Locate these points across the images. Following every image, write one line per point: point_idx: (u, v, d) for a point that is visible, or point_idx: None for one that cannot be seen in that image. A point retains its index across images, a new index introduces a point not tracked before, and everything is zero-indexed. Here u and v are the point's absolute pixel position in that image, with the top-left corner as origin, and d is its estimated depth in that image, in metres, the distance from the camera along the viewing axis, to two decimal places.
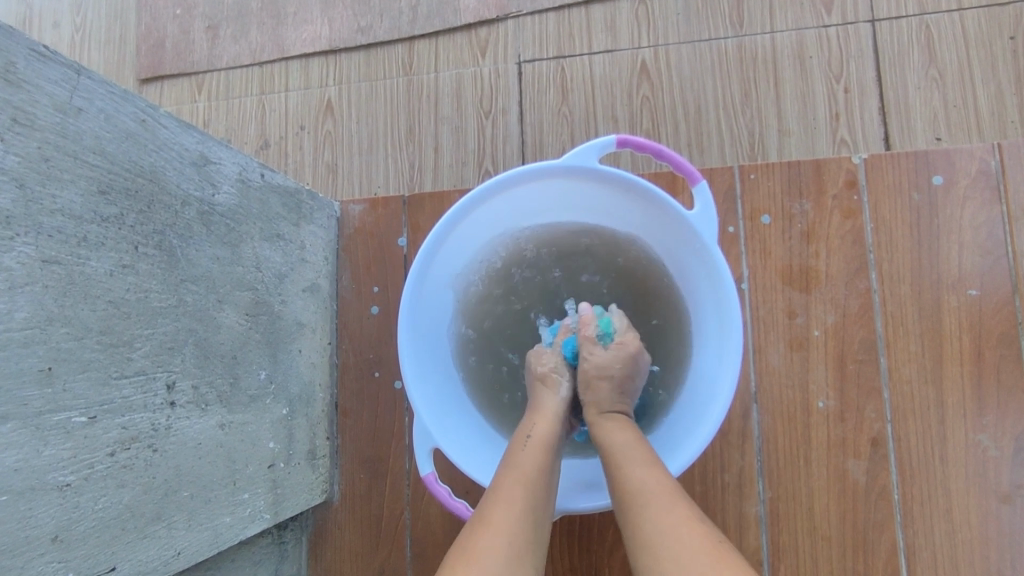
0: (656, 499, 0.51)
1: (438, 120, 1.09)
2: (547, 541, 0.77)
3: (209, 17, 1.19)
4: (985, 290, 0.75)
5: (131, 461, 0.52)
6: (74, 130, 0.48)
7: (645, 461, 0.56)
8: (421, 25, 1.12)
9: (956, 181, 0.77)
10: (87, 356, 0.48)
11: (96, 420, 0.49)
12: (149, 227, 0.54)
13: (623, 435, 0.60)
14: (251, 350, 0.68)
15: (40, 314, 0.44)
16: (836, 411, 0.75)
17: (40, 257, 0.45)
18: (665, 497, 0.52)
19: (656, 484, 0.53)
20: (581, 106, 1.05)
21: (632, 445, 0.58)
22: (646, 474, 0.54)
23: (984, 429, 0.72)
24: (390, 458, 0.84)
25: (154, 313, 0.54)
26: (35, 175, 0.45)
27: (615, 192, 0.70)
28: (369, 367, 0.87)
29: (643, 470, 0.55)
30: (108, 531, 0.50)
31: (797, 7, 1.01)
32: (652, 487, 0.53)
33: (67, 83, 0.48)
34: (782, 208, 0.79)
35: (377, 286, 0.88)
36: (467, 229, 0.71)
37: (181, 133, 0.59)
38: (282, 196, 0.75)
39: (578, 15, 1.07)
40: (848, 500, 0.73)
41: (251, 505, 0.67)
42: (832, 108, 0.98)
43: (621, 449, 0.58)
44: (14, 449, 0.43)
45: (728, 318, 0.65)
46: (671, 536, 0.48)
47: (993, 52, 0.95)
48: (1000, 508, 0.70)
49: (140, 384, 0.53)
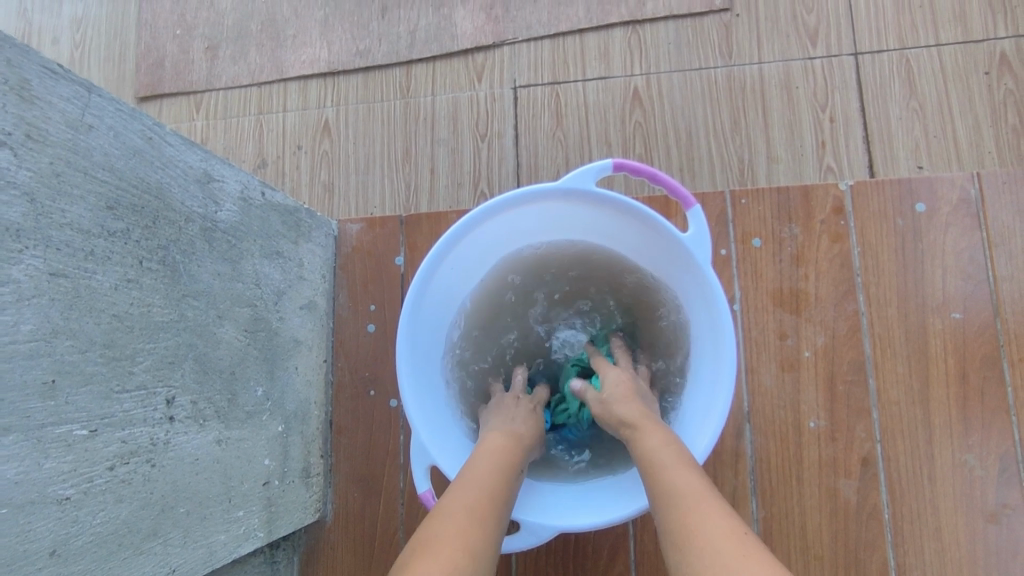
0: (690, 496, 0.52)
1: (434, 142, 1.11)
2: (542, 564, 0.77)
3: (208, 38, 1.21)
4: (968, 314, 0.77)
5: (130, 476, 0.51)
6: (85, 146, 0.49)
7: (686, 464, 0.56)
8: (418, 50, 1.15)
9: (939, 209, 0.80)
10: (90, 369, 0.48)
11: (97, 433, 0.48)
12: (155, 243, 0.55)
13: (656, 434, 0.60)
14: (248, 366, 0.69)
15: (46, 326, 0.44)
16: (827, 431, 0.76)
17: (48, 269, 0.45)
18: (707, 500, 0.51)
19: (693, 486, 0.53)
20: (575, 130, 1.08)
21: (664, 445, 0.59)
22: (686, 475, 0.54)
23: (970, 449, 0.74)
24: (385, 477, 0.84)
25: (156, 327, 0.55)
26: (45, 190, 0.45)
27: (612, 214, 0.71)
28: (365, 385, 0.87)
29: (673, 460, 0.56)
30: (109, 545, 0.49)
31: (784, 39, 1.05)
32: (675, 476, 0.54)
33: (78, 101, 0.48)
34: (773, 233, 0.81)
35: (374, 305, 0.90)
36: (465, 249, 0.72)
37: (186, 151, 0.61)
38: (281, 214, 0.77)
39: (572, 43, 1.11)
40: (839, 519, 0.74)
41: (245, 523, 0.67)
42: (818, 137, 1.01)
43: (655, 449, 0.58)
44: (14, 462, 0.42)
45: (721, 340, 0.66)
46: (706, 537, 0.48)
47: (970, 86, 0.99)
48: (987, 528, 0.71)
49: (141, 399, 0.53)
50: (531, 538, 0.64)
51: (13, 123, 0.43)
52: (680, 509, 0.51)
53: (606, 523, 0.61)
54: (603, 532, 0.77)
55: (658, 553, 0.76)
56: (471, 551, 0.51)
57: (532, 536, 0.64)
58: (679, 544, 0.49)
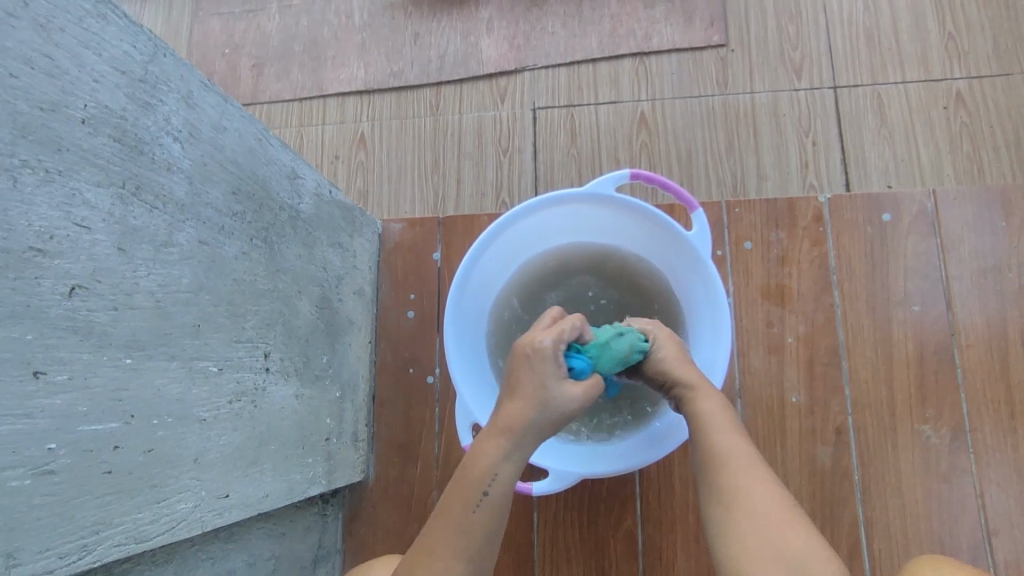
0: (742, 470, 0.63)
1: (461, 155, 1.25)
2: (560, 519, 0.90)
3: (255, 57, 1.35)
4: (926, 307, 0.91)
5: (241, 410, 0.63)
6: (221, 144, 0.61)
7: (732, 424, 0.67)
8: (448, 73, 1.29)
9: (901, 219, 0.94)
10: (219, 320, 0.60)
11: (222, 372, 0.60)
12: (260, 224, 0.68)
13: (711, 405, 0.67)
14: (317, 336, 0.81)
15: (196, 281, 0.56)
16: (807, 405, 0.89)
17: (198, 238, 0.57)
18: (752, 467, 0.63)
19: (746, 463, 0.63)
20: (588, 147, 1.22)
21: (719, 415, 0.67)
22: (735, 442, 0.65)
23: (927, 420, 0.87)
24: (422, 443, 0.96)
25: (260, 293, 0.67)
26: (198, 175, 0.57)
27: (628, 215, 0.85)
28: (405, 363, 0.99)
29: (731, 438, 0.65)
30: (228, 464, 0.61)
31: (772, 73, 1.20)
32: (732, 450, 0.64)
33: (218, 108, 0.61)
34: (761, 236, 0.95)
35: (413, 294, 1.02)
36: (502, 243, 0.85)
37: (281, 152, 0.73)
38: (342, 211, 0.90)
39: (586, 70, 1.25)
40: (817, 480, 0.86)
41: (312, 469, 0.79)
42: (801, 158, 1.16)
43: (708, 415, 0.67)
44: (175, 383, 0.53)
45: (720, 321, 0.80)
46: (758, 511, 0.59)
47: (932, 118, 1.15)
48: (941, 487, 0.84)
49: (249, 350, 0.65)
50: (560, 482, 0.76)
51: (182, 123, 0.55)
52: (727, 471, 0.63)
53: (623, 469, 0.75)
54: (614, 490, 0.90)
55: (662, 509, 0.88)
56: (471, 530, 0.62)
57: (560, 481, 0.76)
58: (721, 497, 0.62)
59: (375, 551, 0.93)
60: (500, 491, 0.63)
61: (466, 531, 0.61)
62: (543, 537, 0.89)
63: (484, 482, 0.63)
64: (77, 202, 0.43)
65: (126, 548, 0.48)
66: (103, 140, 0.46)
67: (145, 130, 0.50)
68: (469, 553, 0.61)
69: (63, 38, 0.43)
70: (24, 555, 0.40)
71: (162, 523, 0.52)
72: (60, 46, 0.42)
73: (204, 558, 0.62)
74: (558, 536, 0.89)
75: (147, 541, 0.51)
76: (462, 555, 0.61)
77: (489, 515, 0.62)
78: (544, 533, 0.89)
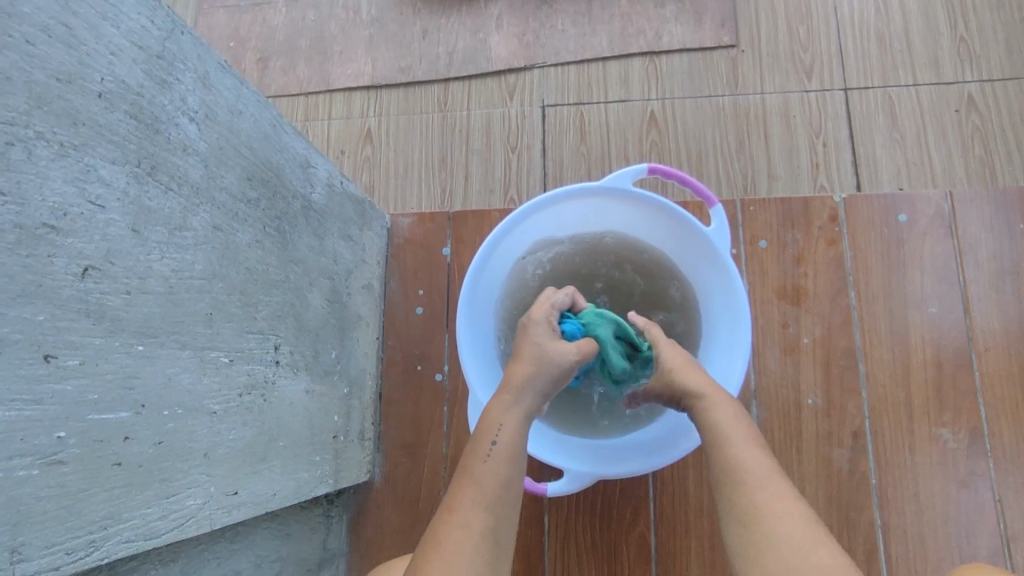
0: (758, 481, 0.59)
1: (469, 152, 1.24)
2: (571, 525, 0.88)
3: (260, 50, 1.33)
4: (943, 310, 0.90)
5: (251, 404, 0.60)
6: (237, 128, 0.59)
7: (752, 439, 0.63)
8: (456, 69, 1.27)
9: (918, 220, 0.93)
10: (232, 309, 0.58)
11: (233, 363, 0.58)
12: (273, 212, 0.66)
13: (724, 412, 0.64)
14: (327, 330, 0.79)
15: (209, 269, 0.54)
16: (823, 408, 0.88)
17: (212, 223, 0.55)
18: (770, 480, 0.59)
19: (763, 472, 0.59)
20: (597, 146, 1.21)
21: (733, 424, 0.64)
22: (752, 453, 0.61)
23: (945, 424, 0.86)
24: (430, 444, 0.94)
25: (272, 283, 0.65)
26: (213, 158, 0.55)
27: (645, 210, 0.83)
28: (413, 361, 0.97)
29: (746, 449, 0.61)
30: (237, 459, 0.58)
31: (783, 74, 1.20)
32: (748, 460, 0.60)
33: (234, 91, 0.59)
34: (776, 236, 0.94)
35: (423, 290, 1.00)
36: (516, 237, 0.83)
37: (295, 140, 0.72)
38: (353, 203, 0.88)
39: (596, 69, 1.24)
40: (834, 484, 0.85)
41: (319, 467, 0.76)
42: (813, 160, 1.15)
43: (721, 423, 0.64)
44: (187, 373, 0.51)
45: (739, 319, 0.78)
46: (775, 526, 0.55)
47: (943, 121, 1.14)
48: (959, 492, 0.83)
49: (260, 342, 0.62)
50: (575, 483, 0.75)
51: (198, 104, 0.53)
52: (749, 490, 0.58)
53: (638, 469, 0.73)
54: (627, 494, 0.88)
55: (676, 515, 0.86)
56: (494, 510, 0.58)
57: (576, 482, 0.75)
58: (740, 517, 0.57)
59: (381, 554, 0.90)
60: (510, 443, 0.63)
61: (480, 478, 0.60)
62: (553, 542, 0.87)
63: (491, 431, 0.63)
64: (91, 178, 0.41)
65: (134, 546, 0.46)
66: (120, 116, 0.44)
67: (161, 108, 0.48)
68: (489, 502, 0.58)
69: (80, 8, 0.41)
70: (29, 550, 0.38)
71: (171, 520, 0.50)
72: (77, 15, 0.40)
73: (210, 558, 0.59)
74: (569, 541, 0.87)
75: (155, 538, 0.48)
76: (485, 508, 0.58)
77: (502, 463, 0.61)
78: (555, 538, 0.88)
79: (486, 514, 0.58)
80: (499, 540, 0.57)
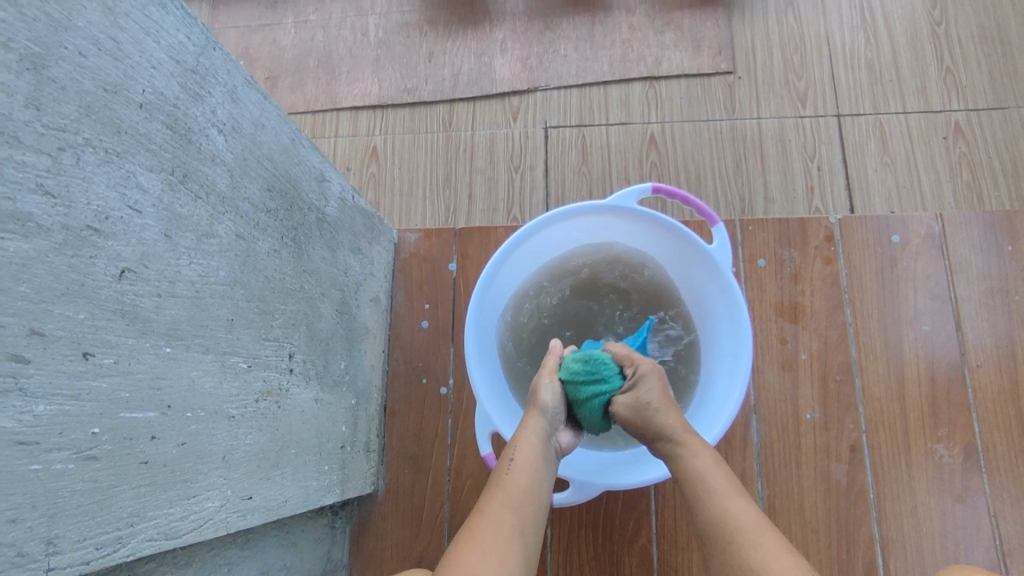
0: (749, 531, 0.55)
1: (472, 170, 1.26)
2: (573, 537, 0.88)
3: (269, 70, 1.36)
4: (935, 327, 0.93)
5: (266, 410, 0.61)
6: (259, 141, 0.61)
7: (745, 496, 0.60)
8: (461, 90, 1.31)
9: (910, 241, 0.96)
10: (250, 315, 0.59)
11: (251, 369, 0.59)
12: (291, 223, 0.68)
13: (703, 460, 0.63)
14: (337, 341, 0.80)
15: (232, 275, 0.56)
16: (821, 422, 0.89)
17: (236, 231, 0.56)
18: (760, 530, 0.55)
19: (753, 521, 0.56)
20: (598, 166, 1.24)
21: (713, 473, 0.62)
22: (738, 503, 0.58)
23: (940, 439, 0.88)
24: (433, 456, 0.95)
25: (288, 293, 0.67)
26: (238, 169, 0.57)
27: (648, 228, 0.86)
28: (417, 373, 0.98)
29: (734, 499, 0.59)
30: (253, 464, 0.59)
31: (778, 100, 1.24)
32: (734, 510, 0.58)
33: (258, 104, 0.61)
34: (774, 254, 0.97)
35: (428, 304, 1.02)
36: (522, 253, 0.85)
37: (312, 154, 0.74)
38: (363, 217, 0.90)
39: (597, 92, 1.28)
40: (832, 498, 0.86)
41: (327, 477, 0.77)
42: (808, 182, 1.19)
43: (703, 472, 0.62)
44: (209, 376, 0.52)
45: (740, 335, 0.80)
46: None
47: (932, 147, 1.19)
48: (954, 506, 0.85)
49: (275, 349, 0.64)
50: (579, 494, 0.77)
51: (226, 117, 0.55)
52: (742, 544, 0.55)
53: (640, 482, 0.75)
54: (629, 507, 0.89)
55: (677, 527, 0.87)
56: (518, 512, 0.60)
57: (580, 492, 0.77)
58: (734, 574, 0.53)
59: (384, 566, 0.90)
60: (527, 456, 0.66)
61: (505, 488, 0.62)
62: (556, 554, 0.88)
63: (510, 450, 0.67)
64: (130, 183, 0.43)
65: (156, 545, 0.47)
66: (157, 126, 0.46)
67: (194, 120, 0.50)
68: (514, 505, 0.60)
69: (127, 23, 0.43)
70: (63, 543, 0.38)
71: (191, 521, 0.50)
72: (124, 30, 0.42)
73: (222, 563, 0.60)
74: (572, 553, 0.88)
75: (175, 539, 0.49)
76: (512, 509, 0.60)
77: (520, 472, 0.64)
78: (557, 550, 0.88)
79: (514, 517, 0.59)
80: (527, 541, 0.58)
